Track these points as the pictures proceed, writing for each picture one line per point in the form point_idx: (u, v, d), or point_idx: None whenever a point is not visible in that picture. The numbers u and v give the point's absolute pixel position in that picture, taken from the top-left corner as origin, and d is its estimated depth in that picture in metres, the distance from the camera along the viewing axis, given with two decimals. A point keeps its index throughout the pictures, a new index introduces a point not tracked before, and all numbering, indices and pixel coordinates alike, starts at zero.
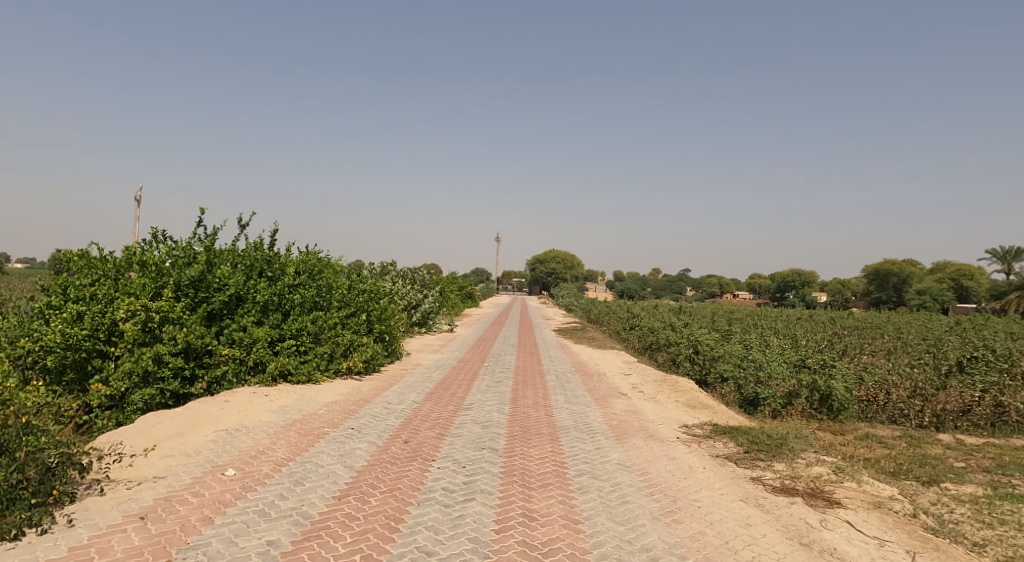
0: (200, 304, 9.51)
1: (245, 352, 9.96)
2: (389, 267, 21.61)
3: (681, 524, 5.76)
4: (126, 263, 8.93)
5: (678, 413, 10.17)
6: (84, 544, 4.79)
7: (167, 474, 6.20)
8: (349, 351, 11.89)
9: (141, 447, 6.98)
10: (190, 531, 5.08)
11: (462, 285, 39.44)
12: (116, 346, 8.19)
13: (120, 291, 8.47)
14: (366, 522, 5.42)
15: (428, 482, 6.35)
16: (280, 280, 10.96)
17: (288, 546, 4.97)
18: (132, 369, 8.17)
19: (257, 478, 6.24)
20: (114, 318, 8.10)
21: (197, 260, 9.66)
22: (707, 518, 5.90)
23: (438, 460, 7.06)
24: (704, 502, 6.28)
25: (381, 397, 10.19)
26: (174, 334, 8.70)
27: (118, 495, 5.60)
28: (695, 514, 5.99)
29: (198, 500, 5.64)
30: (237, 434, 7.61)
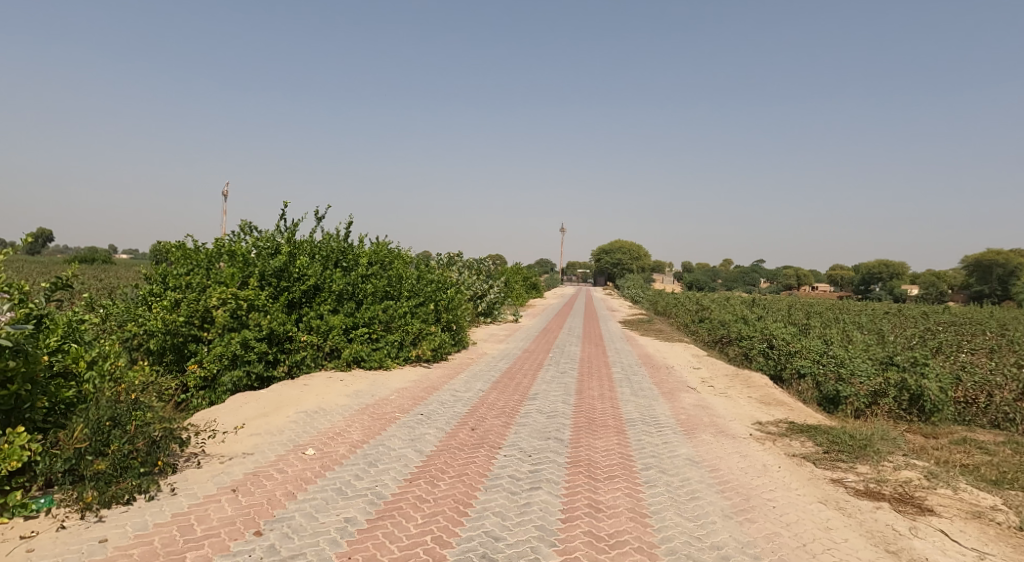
0: (283, 293, 10.06)
1: (322, 339, 10.44)
2: (456, 258, 21.99)
3: (754, 523, 5.71)
4: (217, 254, 9.59)
5: (752, 410, 9.95)
6: (185, 511, 5.15)
7: (254, 451, 6.65)
8: (418, 339, 12.24)
9: (231, 425, 7.50)
10: (276, 505, 5.46)
11: (528, 276, 39.51)
12: (209, 331, 8.82)
13: (212, 280, 9.09)
14: (435, 505, 5.64)
15: (495, 469, 6.53)
16: (354, 270, 11.44)
17: (362, 524, 5.24)
18: (223, 352, 8.76)
19: (334, 458, 6.61)
20: (208, 306, 8.70)
21: (280, 251, 10.26)
22: (783, 520, 5.81)
23: (505, 448, 7.23)
24: (779, 502, 6.18)
25: (448, 384, 10.48)
26: (259, 321, 9.26)
27: (212, 469, 6.06)
28: (769, 514, 5.91)
29: (281, 476, 6.03)
30: (316, 416, 8.04)
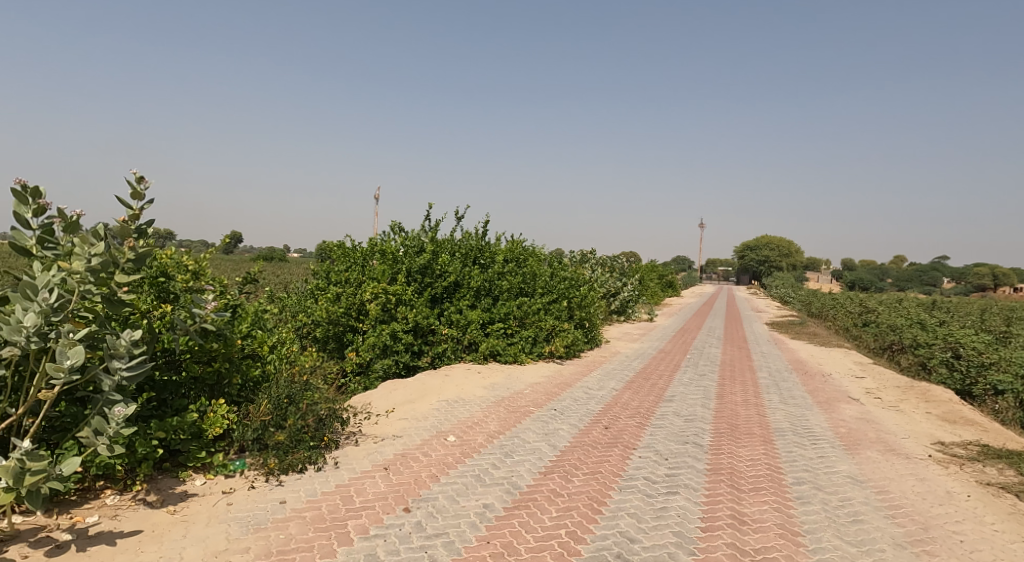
0: (426, 289, 10.75)
1: (461, 332, 10.93)
2: (589, 255, 22.07)
3: (935, 557, 5.27)
4: (370, 252, 10.49)
5: (930, 428, 9.10)
6: (346, 483, 5.70)
7: (402, 434, 7.22)
8: (552, 336, 12.42)
9: (383, 409, 8.19)
10: (421, 485, 5.91)
11: (663, 275, 38.58)
12: (364, 322, 9.67)
13: (367, 276, 9.95)
14: (570, 500, 5.82)
15: (630, 470, 6.58)
16: (491, 267, 11.94)
17: (500, 511, 5.53)
18: (375, 342, 9.53)
19: (473, 446, 7.00)
20: (363, 300, 9.57)
21: (424, 249, 10.98)
22: (972, 557, 5.30)
23: (640, 449, 7.25)
24: (967, 537, 5.64)
25: (581, 382, 10.63)
26: (406, 314, 9.93)
27: (368, 447, 6.69)
28: (954, 548, 5.42)
29: (426, 459, 6.51)
30: (456, 405, 8.55)
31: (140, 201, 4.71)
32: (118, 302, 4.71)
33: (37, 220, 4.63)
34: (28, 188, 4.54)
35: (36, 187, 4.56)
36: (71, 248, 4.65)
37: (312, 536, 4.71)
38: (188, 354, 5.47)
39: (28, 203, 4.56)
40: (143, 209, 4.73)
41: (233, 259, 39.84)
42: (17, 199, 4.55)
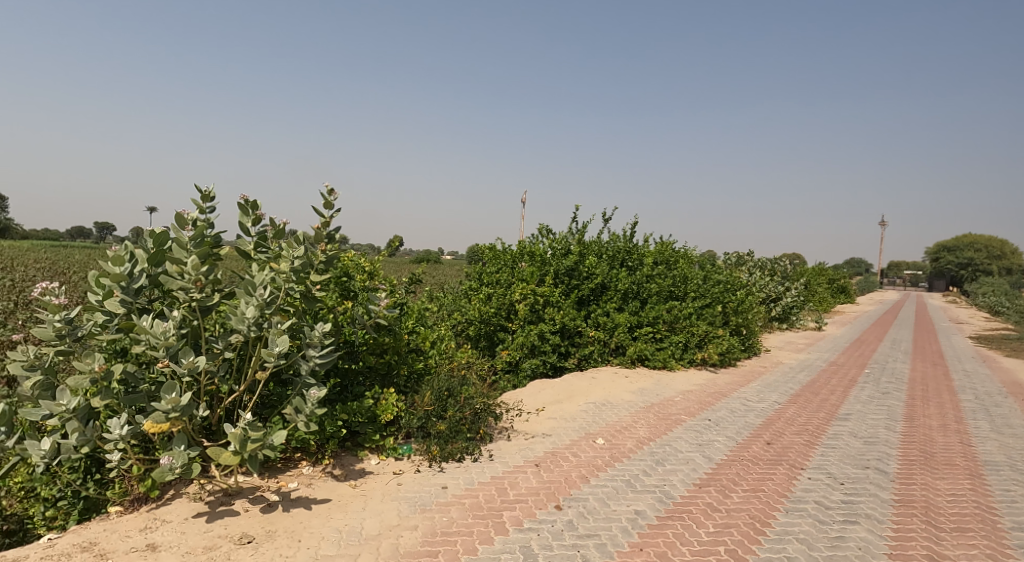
0: (573, 290, 10.86)
1: (608, 335, 10.81)
2: (747, 258, 20.94)
3: None
4: (519, 255, 10.84)
5: None
6: (501, 475, 5.92)
7: (552, 433, 7.35)
8: (704, 342, 11.85)
9: (533, 407, 8.40)
10: (572, 484, 5.98)
11: (831, 279, 35.32)
12: (514, 322, 9.97)
13: (517, 277, 10.28)
14: (729, 517, 5.59)
15: (798, 492, 6.17)
16: (639, 269, 11.78)
17: (653, 519, 5.45)
18: (524, 342, 9.79)
19: (623, 451, 6.96)
20: (513, 300, 9.86)
21: (571, 251, 11.09)
22: None
23: (809, 470, 6.78)
24: None
25: (739, 392, 10.13)
26: (553, 315, 10.08)
27: (519, 443, 6.89)
28: None
29: (575, 460, 6.58)
30: (603, 408, 8.55)
31: (331, 210, 5.43)
32: (312, 298, 5.51)
33: (255, 228, 5.59)
34: (249, 201, 5.50)
35: (254, 201, 5.49)
36: (278, 251, 5.49)
37: (471, 522, 4.97)
38: (364, 346, 6.12)
39: (249, 214, 5.52)
40: (334, 216, 5.47)
41: (396, 261, 42.81)
42: (241, 212, 5.54)
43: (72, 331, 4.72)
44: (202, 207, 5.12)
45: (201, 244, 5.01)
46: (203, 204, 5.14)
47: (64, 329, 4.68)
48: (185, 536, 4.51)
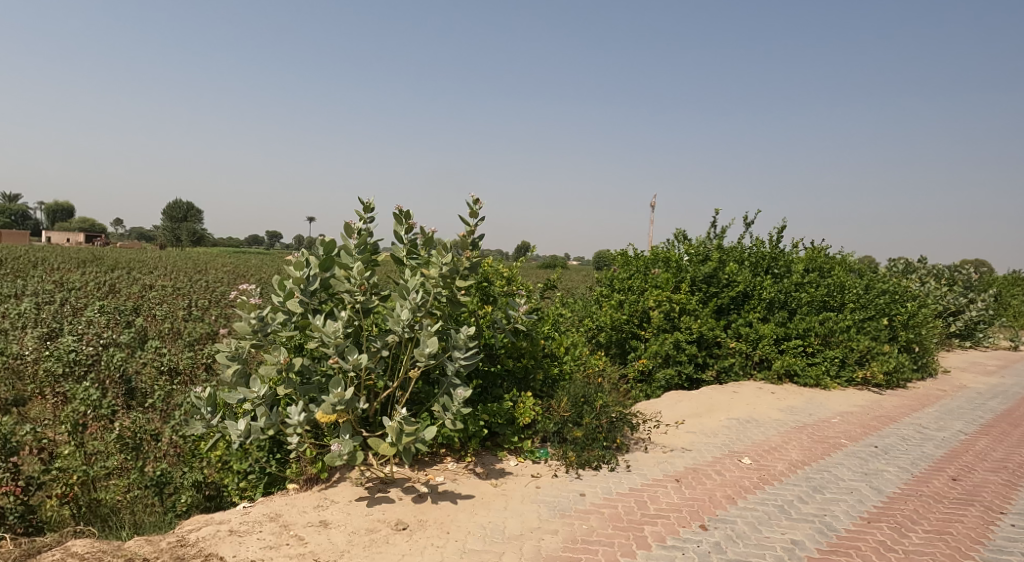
0: (711, 299, 10.44)
1: (751, 347, 10.24)
2: (917, 267, 19.04)
3: None
4: (653, 260, 10.68)
5: None
6: (640, 488, 5.84)
7: (692, 448, 7.13)
8: (867, 360, 10.62)
9: (672, 419, 8.21)
10: (717, 505, 5.74)
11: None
12: (647, 330, 9.79)
13: (650, 284, 10.11)
14: (906, 558, 5.07)
15: (997, 539, 5.47)
16: (787, 277, 11.06)
17: (812, 551, 5.08)
18: (658, 350, 9.53)
19: (773, 473, 6.59)
20: (646, 307, 9.76)
21: (710, 258, 10.70)
22: None
23: (1009, 514, 5.99)
24: None
25: (911, 418, 9.19)
26: (689, 324, 9.65)
27: (658, 456, 6.74)
28: None
29: (720, 479, 6.32)
30: (748, 425, 8.16)
31: (476, 218, 5.81)
32: (457, 302, 5.91)
33: (407, 236, 6.08)
34: (403, 212, 6.00)
35: (407, 211, 5.99)
36: (427, 258, 6.00)
37: (612, 533, 4.95)
38: (503, 349, 6.35)
39: (403, 223, 6.00)
40: (478, 225, 5.88)
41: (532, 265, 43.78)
42: (396, 221, 6.04)
43: (262, 327, 5.39)
44: (364, 218, 5.76)
45: (365, 252, 5.76)
46: (365, 215, 5.77)
47: (257, 325, 5.38)
48: (350, 516, 5.03)
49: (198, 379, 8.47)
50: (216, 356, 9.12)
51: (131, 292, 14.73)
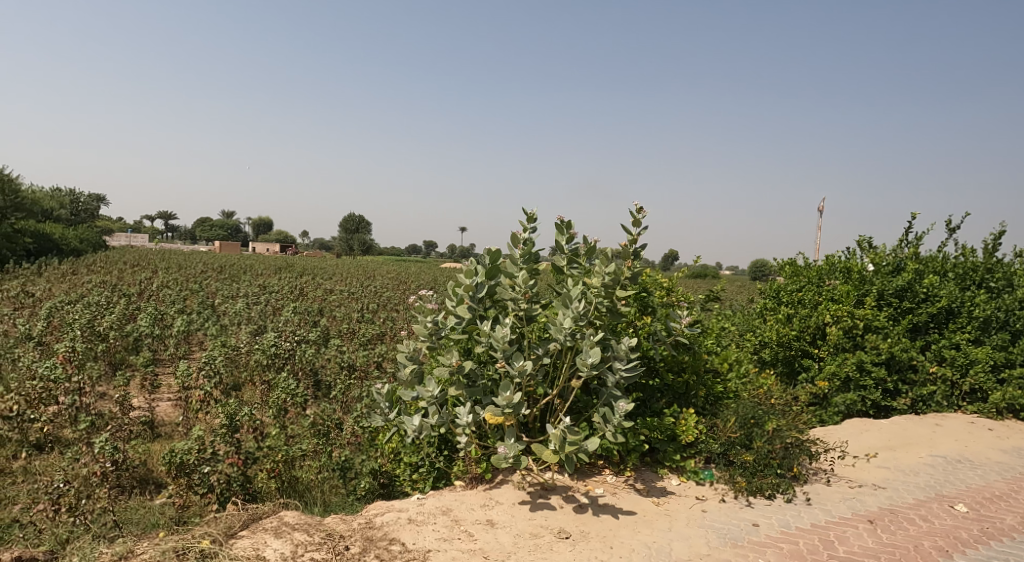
0: (905, 315, 9.18)
1: (958, 374, 8.87)
2: None
3: None
4: (829, 270, 9.84)
5: None
6: (823, 525, 5.27)
7: (887, 486, 6.28)
8: None
9: (859, 452, 7.26)
10: (926, 556, 4.94)
11: None
12: (820, 348, 9.00)
13: (825, 296, 9.29)
14: None
15: None
16: (1006, 294, 9.43)
17: None
18: (834, 372, 8.70)
19: (998, 527, 5.56)
20: (820, 323, 8.96)
21: (904, 269, 9.42)
22: None
23: None
24: None
25: None
26: (876, 343, 8.67)
27: (843, 491, 6.00)
28: None
29: (928, 526, 5.43)
30: (959, 465, 7.10)
31: (639, 228, 5.80)
32: (618, 313, 5.87)
33: (568, 245, 6.14)
34: (564, 221, 6.06)
35: (568, 221, 6.04)
36: (589, 267, 6.04)
37: None
38: (664, 363, 6.16)
39: (564, 233, 6.08)
40: (640, 234, 5.85)
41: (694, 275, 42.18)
42: (557, 231, 6.11)
43: (436, 330, 5.79)
44: (527, 228, 5.94)
45: (528, 260, 5.92)
46: (528, 224, 5.94)
47: (432, 328, 5.78)
48: (515, 518, 5.24)
49: (372, 376, 9.20)
50: (386, 354, 9.82)
51: (316, 295, 16.40)
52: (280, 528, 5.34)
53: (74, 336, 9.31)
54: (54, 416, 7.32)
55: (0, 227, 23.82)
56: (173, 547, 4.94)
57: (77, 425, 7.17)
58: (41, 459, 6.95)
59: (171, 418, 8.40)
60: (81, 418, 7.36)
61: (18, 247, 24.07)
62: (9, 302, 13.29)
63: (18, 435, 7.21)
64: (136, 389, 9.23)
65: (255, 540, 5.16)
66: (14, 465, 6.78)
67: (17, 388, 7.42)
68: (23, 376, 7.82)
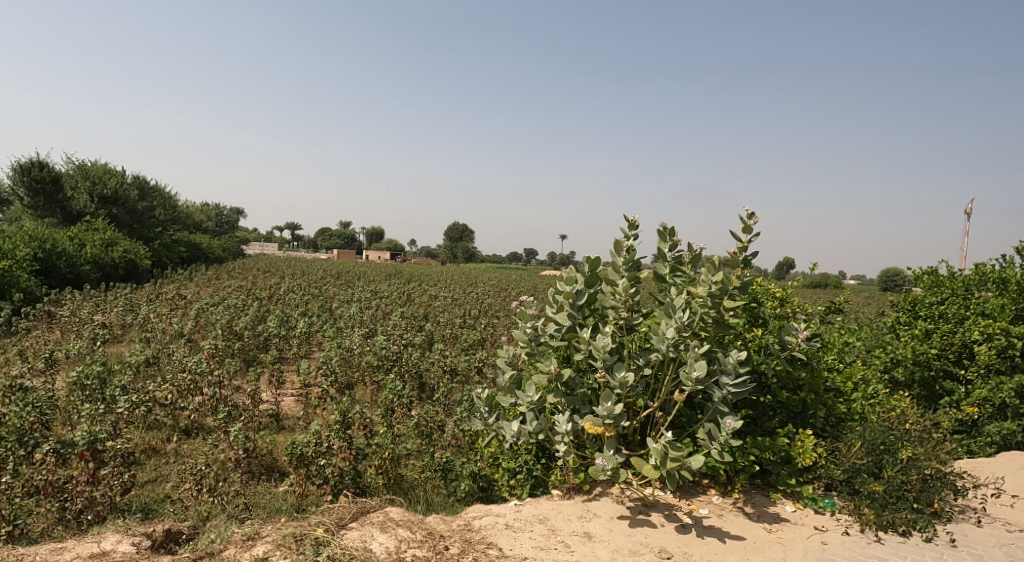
0: None
1: None
2: None
3: None
4: (980, 280, 8.70)
5: None
6: None
7: None
8: None
9: (1019, 489, 6.41)
10: None
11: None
12: (967, 369, 8.05)
13: (972, 311, 8.26)
14: None
15: None
16: None
17: None
18: (987, 397, 7.75)
19: None
20: (967, 340, 7.99)
21: None
22: None
23: None
24: None
25: None
26: None
27: (997, 534, 5.29)
28: None
29: None
30: None
31: (750, 234, 5.46)
32: (725, 324, 5.55)
33: (672, 253, 5.88)
34: (668, 228, 5.81)
35: (671, 228, 5.79)
36: (694, 276, 5.76)
37: None
38: (776, 380, 5.73)
39: (667, 241, 5.83)
40: (751, 241, 5.50)
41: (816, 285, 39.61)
42: (660, 238, 5.88)
43: (536, 336, 5.70)
44: (629, 235, 5.74)
45: (630, 268, 5.72)
46: (630, 231, 5.75)
47: (532, 334, 5.76)
48: (613, 533, 5.06)
49: (472, 380, 9.29)
50: (487, 360, 9.87)
51: (422, 301, 16.86)
52: (385, 523, 5.47)
53: (216, 335, 10.18)
54: (199, 405, 7.97)
55: (160, 239, 26.65)
56: (292, 533, 5.17)
57: (216, 414, 7.73)
58: (189, 442, 7.53)
59: (294, 413, 8.60)
60: (219, 410, 7.91)
61: (174, 255, 26.69)
62: (165, 302, 14.78)
63: (172, 421, 7.71)
64: (265, 384, 9.86)
65: (363, 533, 5.31)
66: (167, 447, 7.38)
67: (172, 379, 8.20)
68: (175, 368, 8.60)
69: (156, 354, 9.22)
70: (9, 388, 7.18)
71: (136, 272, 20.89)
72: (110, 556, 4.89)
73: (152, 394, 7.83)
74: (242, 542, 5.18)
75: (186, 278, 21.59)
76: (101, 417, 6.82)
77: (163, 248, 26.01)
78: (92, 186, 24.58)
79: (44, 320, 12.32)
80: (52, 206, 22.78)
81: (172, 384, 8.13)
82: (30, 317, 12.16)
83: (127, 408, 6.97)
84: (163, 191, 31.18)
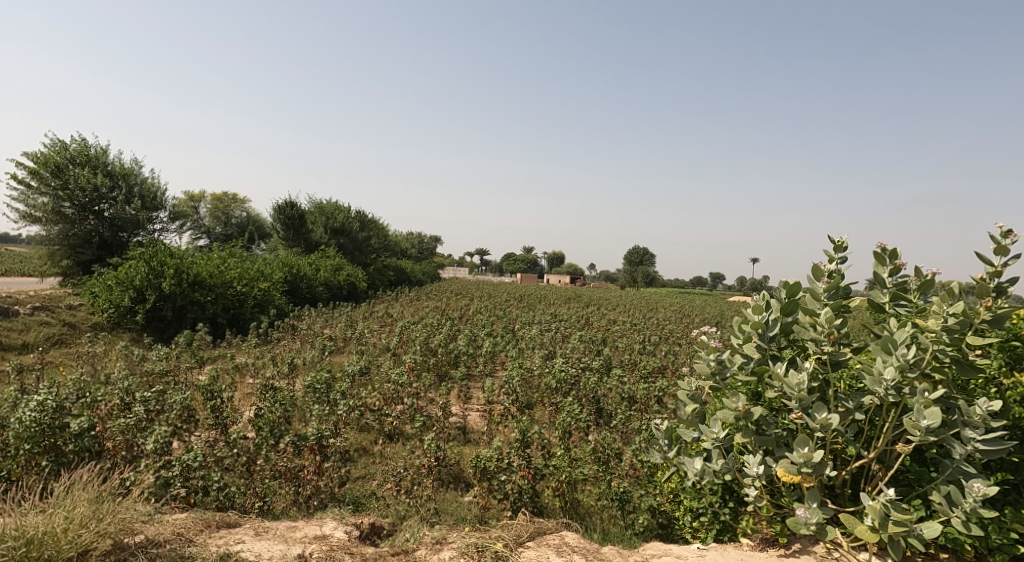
0: None
1: None
2: None
3: None
4: None
5: None
6: None
7: None
8: None
9: None
10: None
11: None
12: None
13: None
14: None
15: None
16: None
17: None
18: None
19: None
20: None
21: None
22: None
23: None
24: None
25: None
26: None
27: None
28: None
29: None
30: None
31: (1005, 256, 4.45)
32: (968, 365, 4.53)
33: (893, 279, 4.98)
34: (886, 249, 4.96)
35: (892, 249, 4.92)
36: (923, 305, 4.82)
37: None
38: None
39: (886, 264, 4.97)
40: (1007, 264, 4.47)
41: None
42: (877, 261, 5.02)
43: (720, 371, 5.17)
44: (834, 258, 5.00)
45: (836, 295, 4.97)
46: (835, 254, 5.01)
47: (715, 368, 5.17)
48: None
49: (652, 409, 8.76)
50: (668, 390, 9.26)
51: (602, 325, 16.58)
52: (562, 547, 5.27)
53: (414, 351, 10.84)
54: (399, 412, 8.38)
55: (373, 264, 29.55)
56: (474, 543, 5.22)
57: (413, 422, 8.06)
58: (392, 446, 7.91)
59: (478, 427, 8.75)
60: (416, 419, 8.19)
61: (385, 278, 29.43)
62: (377, 319, 16.25)
63: (378, 425, 8.23)
64: (454, 398, 10.24)
65: (539, 554, 5.17)
66: (374, 448, 7.85)
67: (379, 389, 8.84)
68: (382, 380, 9.24)
69: (368, 365, 9.95)
70: (263, 386, 8.08)
71: (355, 292, 23.19)
72: (328, 540, 5.24)
73: (363, 401, 8.47)
74: (431, 545, 5.30)
75: (394, 300, 23.46)
76: (326, 417, 7.53)
77: (375, 272, 28.71)
78: (326, 219, 27.93)
79: (288, 331, 13.92)
80: (296, 238, 26.35)
81: (380, 391, 8.85)
82: (278, 329, 13.95)
83: (345, 409, 7.63)
84: (378, 222, 34.69)
